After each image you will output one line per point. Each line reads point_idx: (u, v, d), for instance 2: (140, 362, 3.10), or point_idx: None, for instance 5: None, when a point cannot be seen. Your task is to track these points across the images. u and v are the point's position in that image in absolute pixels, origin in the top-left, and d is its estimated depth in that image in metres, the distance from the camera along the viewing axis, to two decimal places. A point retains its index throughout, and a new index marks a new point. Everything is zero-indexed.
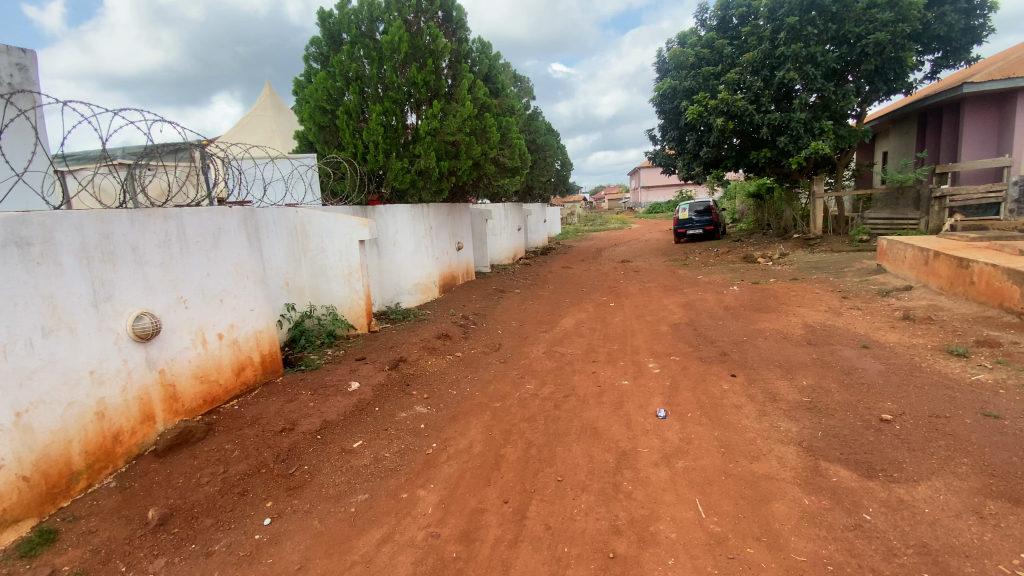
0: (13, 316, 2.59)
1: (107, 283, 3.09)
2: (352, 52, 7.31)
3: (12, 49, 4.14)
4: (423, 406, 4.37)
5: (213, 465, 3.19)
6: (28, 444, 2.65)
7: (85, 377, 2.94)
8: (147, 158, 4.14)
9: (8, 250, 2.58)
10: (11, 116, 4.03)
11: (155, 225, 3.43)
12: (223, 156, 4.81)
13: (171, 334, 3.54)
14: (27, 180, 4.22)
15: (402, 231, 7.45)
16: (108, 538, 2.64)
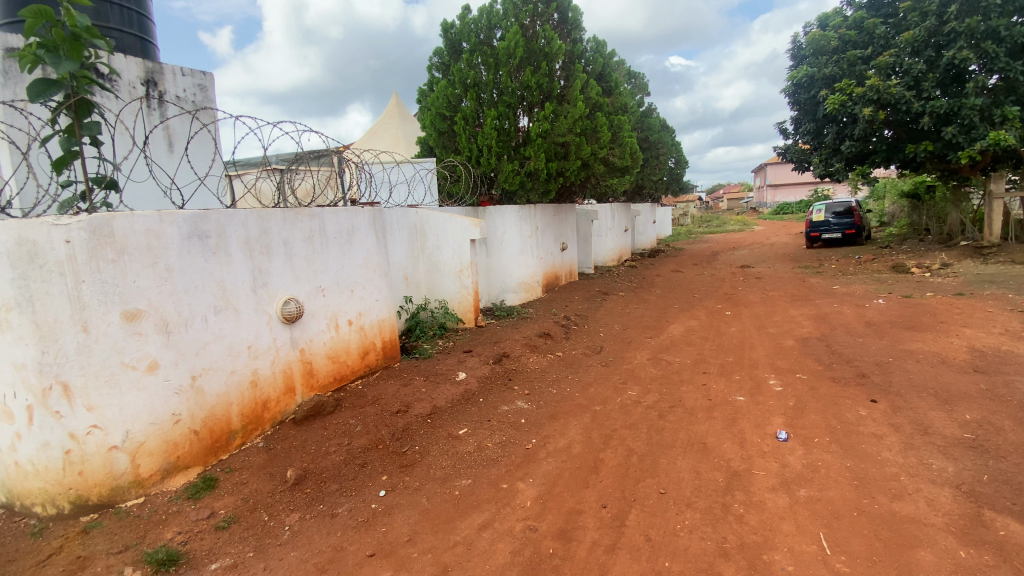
0: (194, 296, 3.14)
1: (264, 272, 3.60)
2: (470, 60, 7.67)
3: (196, 72, 4.91)
4: (524, 402, 4.47)
5: (340, 437, 3.57)
6: (200, 403, 3.20)
7: (243, 350, 3.46)
8: (297, 163, 4.72)
9: (193, 242, 3.12)
10: (196, 129, 4.82)
11: (302, 223, 3.92)
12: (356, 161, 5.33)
13: (311, 318, 4.02)
14: (207, 183, 5.06)
15: (510, 230, 7.64)
16: (254, 491, 3.07)
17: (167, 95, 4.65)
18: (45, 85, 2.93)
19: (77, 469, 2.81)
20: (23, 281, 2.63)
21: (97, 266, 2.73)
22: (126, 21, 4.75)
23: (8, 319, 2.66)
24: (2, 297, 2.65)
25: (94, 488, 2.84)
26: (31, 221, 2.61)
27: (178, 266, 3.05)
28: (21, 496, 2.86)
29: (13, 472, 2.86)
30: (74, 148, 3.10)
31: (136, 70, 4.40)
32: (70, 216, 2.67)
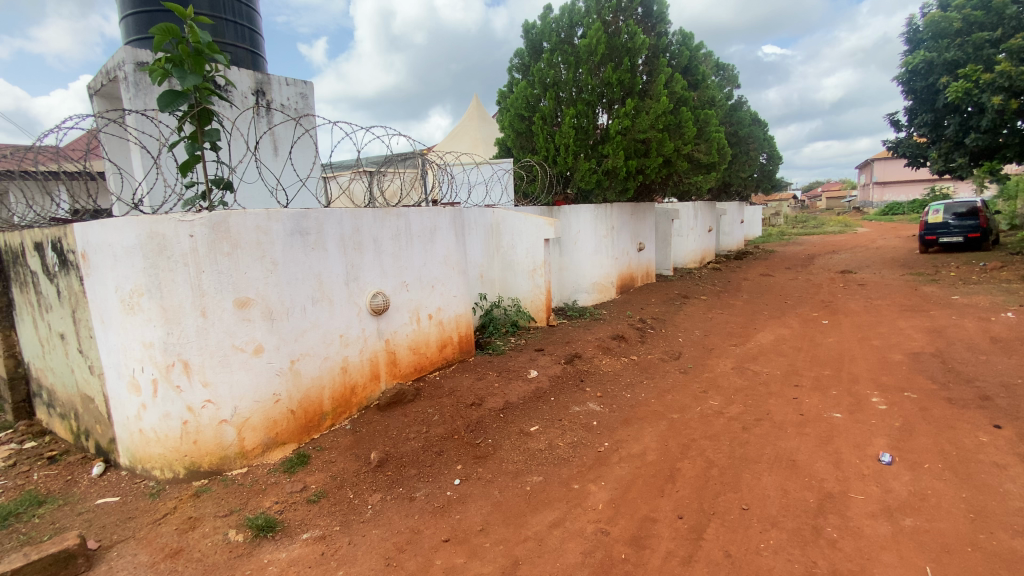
0: (295, 288, 3.43)
1: (355, 267, 3.86)
2: (550, 59, 7.67)
3: (299, 81, 5.32)
4: (596, 404, 4.42)
5: (418, 425, 3.73)
6: (297, 385, 3.49)
7: (335, 339, 3.73)
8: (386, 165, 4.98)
9: (295, 238, 3.41)
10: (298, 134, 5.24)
11: (390, 221, 4.14)
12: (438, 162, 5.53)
13: (395, 311, 4.25)
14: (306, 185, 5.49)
15: (585, 230, 7.56)
16: (341, 469, 3.29)
17: (273, 104, 5.08)
18: (174, 96, 3.31)
19: (193, 437, 3.16)
20: (153, 269, 2.97)
21: (215, 258, 3.05)
22: (240, 37, 5.24)
23: (140, 302, 3.01)
24: (136, 283, 3.00)
25: (207, 456, 3.19)
26: (162, 216, 2.94)
27: (282, 260, 3.34)
28: (146, 459, 3.25)
29: (139, 438, 3.24)
30: (197, 152, 3.47)
31: (248, 81, 4.85)
32: (195, 213, 3.00)
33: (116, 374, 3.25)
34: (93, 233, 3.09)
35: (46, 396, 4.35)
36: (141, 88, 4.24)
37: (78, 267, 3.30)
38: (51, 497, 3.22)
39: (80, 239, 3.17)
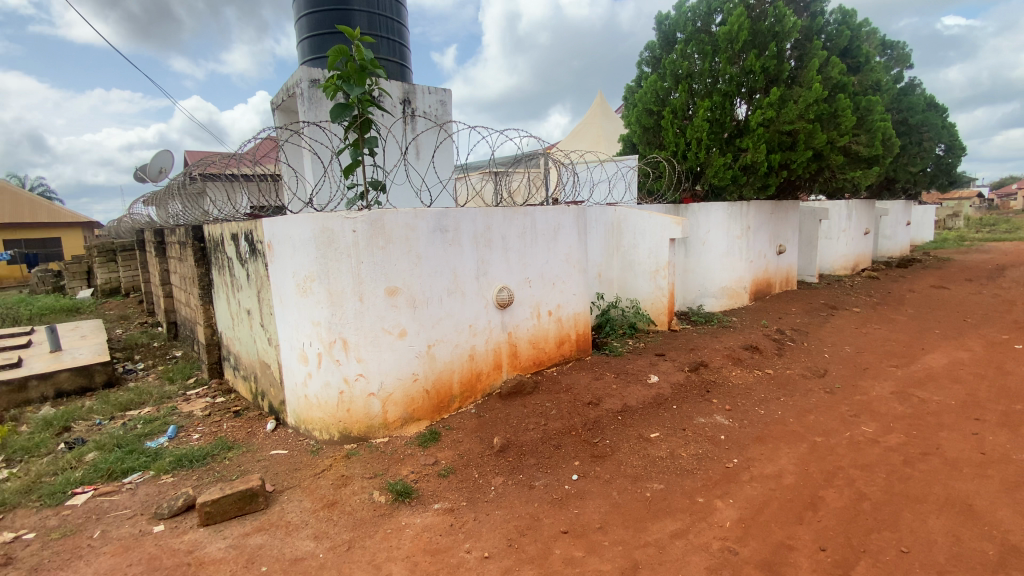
0: (434, 279, 3.73)
1: (485, 262, 4.08)
2: (684, 50, 7.32)
3: (439, 90, 5.71)
4: (724, 417, 4.15)
5: (538, 417, 3.85)
6: (432, 368, 3.80)
7: (466, 329, 3.99)
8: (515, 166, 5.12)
9: (436, 235, 3.71)
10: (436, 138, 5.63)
11: (518, 220, 4.30)
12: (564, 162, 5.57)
13: (519, 305, 4.41)
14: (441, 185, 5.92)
15: (715, 229, 7.09)
16: (468, 450, 3.52)
17: (417, 112, 5.53)
18: (341, 108, 3.77)
19: (347, 406, 3.60)
20: (323, 259, 3.43)
21: (372, 251, 3.45)
22: (392, 52, 5.80)
23: (311, 287, 3.49)
24: (309, 270, 3.48)
25: (357, 423, 3.62)
26: (332, 214, 3.39)
27: (425, 253, 3.66)
28: (308, 420, 3.78)
29: (304, 402, 3.78)
30: (358, 157, 3.89)
31: (398, 91, 5.34)
32: (357, 211, 3.40)
33: (289, 346, 3.81)
34: (277, 226, 3.65)
35: (233, 360, 5.26)
36: (313, 102, 4.90)
37: (264, 254, 3.93)
38: (237, 444, 3.90)
39: (267, 231, 3.76)
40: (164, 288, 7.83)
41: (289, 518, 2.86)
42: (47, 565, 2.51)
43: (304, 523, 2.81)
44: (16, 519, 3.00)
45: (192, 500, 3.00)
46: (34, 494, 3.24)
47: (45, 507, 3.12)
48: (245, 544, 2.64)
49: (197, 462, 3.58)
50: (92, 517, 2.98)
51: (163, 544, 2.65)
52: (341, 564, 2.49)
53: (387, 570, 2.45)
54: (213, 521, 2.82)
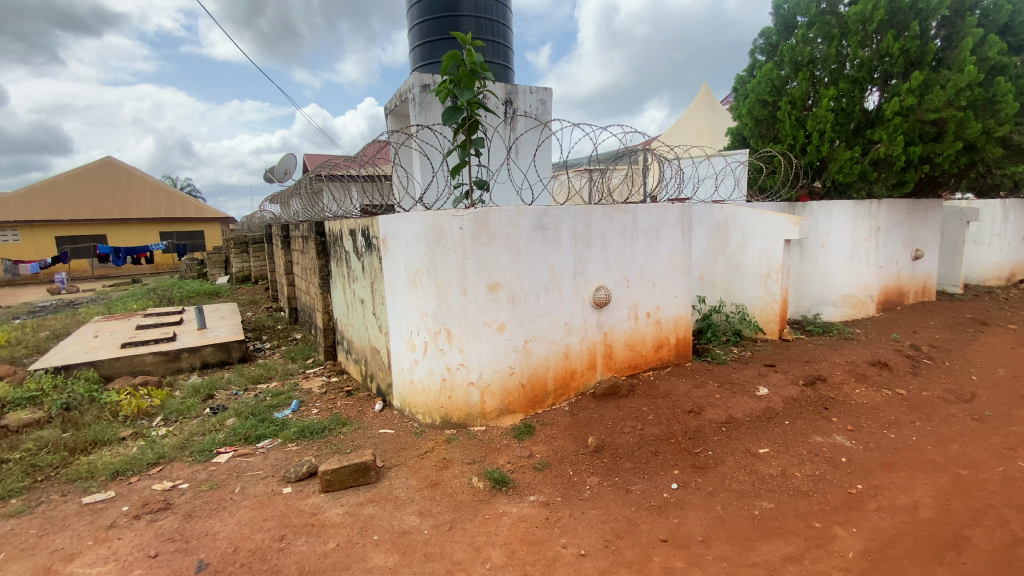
0: (533, 276, 3.79)
1: (584, 260, 4.05)
2: (806, 35, 6.69)
3: (540, 88, 5.77)
4: (846, 438, 3.76)
5: (634, 421, 3.77)
6: (529, 363, 3.87)
7: (562, 326, 4.00)
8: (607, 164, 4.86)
9: (537, 233, 3.76)
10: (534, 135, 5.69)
11: (619, 218, 4.22)
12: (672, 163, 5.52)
13: (616, 306, 4.33)
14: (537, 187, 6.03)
15: (837, 231, 6.42)
16: (562, 446, 3.53)
17: (518, 111, 5.62)
18: (452, 111, 3.93)
19: (449, 393, 3.79)
20: (432, 254, 3.63)
21: (476, 247, 3.58)
22: (497, 54, 5.96)
23: (421, 280, 3.71)
24: (419, 264, 3.70)
25: (457, 410, 3.80)
26: (441, 212, 3.56)
27: (525, 251, 3.72)
28: (413, 404, 4.03)
29: (410, 386, 4.03)
30: (466, 157, 4.03)
31: (501, 92, 5.48)
32: (464, 209, 3.55)
33: (397, 334, 4.07)
34: (391, 223, 3.91)
35: (346, 344, 5.74)
36: (424, 107, 5.18)
37: (379, 248, 4.23)
38: (350, 420, 4.26)
39: (382, 227, 4.04)
40: (288, 277, 8.75)
41: (397, 494, 3.07)
42: (199, 512, 2.92)
43: (410, 500, 3.00)
44: (175, 469, 3.52)
45: (314, 468, 3.33)
46: (187, 450, 3.78)
47: (196, 462, 3.62)
48: (359, 513, 2.87)
49: (316, 434, 3.97)
50: (232, 474, 3.41)
51: (291, 504, 2.97)
52: (444, 543, 2.62)
53: (486, 554, 2.54)
54: (332, 488, 3.11)
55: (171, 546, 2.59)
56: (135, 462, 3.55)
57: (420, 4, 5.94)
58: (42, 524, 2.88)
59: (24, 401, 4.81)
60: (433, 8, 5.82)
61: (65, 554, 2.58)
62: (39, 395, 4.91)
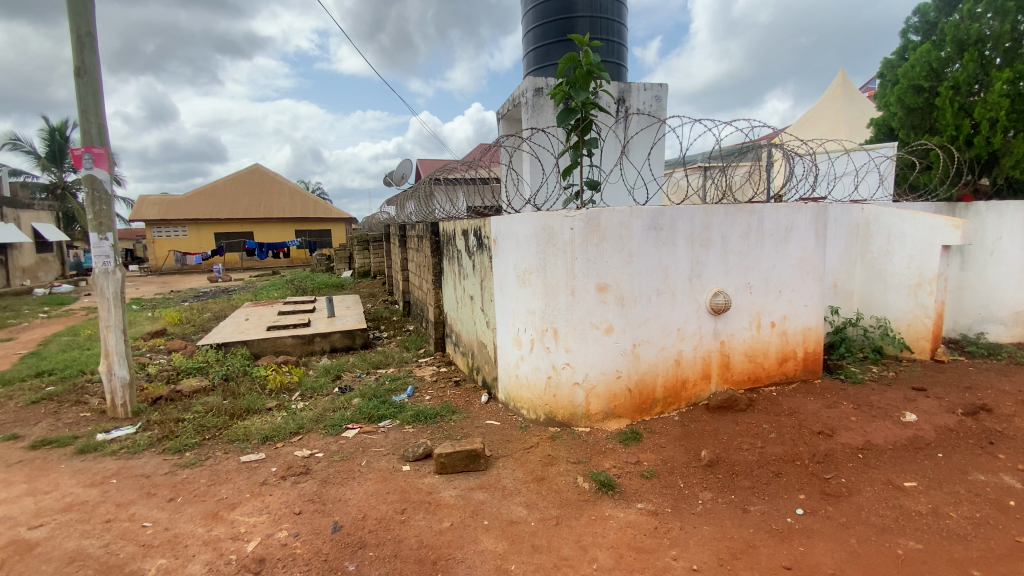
0: (646, 278, 3.69)
1: (701, 263, 3.86)
2: (973, 10, 5.82)
3: (655, 84, 5.60)
4: (1020, 480, 3.17)
5: (752, 438, 3.52)
6: (637, 367, 3.78)
7: (674, 332, 3.86)
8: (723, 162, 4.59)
9: (651, 234, 3.65)
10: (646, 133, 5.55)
11: (742, 219, 3.96)
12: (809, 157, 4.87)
13: (735, 313, 4.07)
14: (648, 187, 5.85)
15: (1013, 237, 5.43)
16: (672, 457, 3.41)
17: (631, 109, 5.51)
18: (566, 112, 3.93)
19: (554, 391, 3.83)
20: (543, 253, 3.68)
21: (587, 247, 3.57)
22: (612, 54, 5.92)
23: (530, 279, 3.79)
24: (529, 263, 3.78)
25: (562, 409, 3.83)
26: (553, 212, 3.60)
27: (638, 252, 3.64)
28: (518, 398, 4.14)
29: (515, 381, 4.14)
30: (578, 158, 4.00)
31: (614, 91, 5.41)
32: (576, 209, 3.55)
33: (505, 331, 4.20)
34: (503, 223, 4.04)
35: (455, 338, 6.05)
36: (536, 110, 5.29)
37: (490, 247, 4.40)
38: (459, 409, 4.49)
39: (495, 227, 4.19)
40: (402, 273, 9.42)
41: (505, 483, 3.18)
42: (333, 479, 3.27)
43: (517, 491, 3.10)
44: (312, 439, 3.97)
45: (429, 450, 3.57)
46: (321, 423, 4.24)
47: (329, 435, 4.05)
48: (470, 497, 3.02)
49: (430, 420, 4.24)
50: (359, 448, 3.77)
51: (410, 481, 3.21)
52: (551, 536, 2.67)
53: (593, 554, 2.54)
54: (446, 471, 3.31)
55: (311, 506, 2.93)
56: (280, 430, 4.07)
57: (536, 9, 6.08)
58: (212, 475, 3.41)
59: (195, 370, 5.73)
60: (548, 12, 5.93)
61: (229, 502, 3.03)
62: (206, 365, 5.81)
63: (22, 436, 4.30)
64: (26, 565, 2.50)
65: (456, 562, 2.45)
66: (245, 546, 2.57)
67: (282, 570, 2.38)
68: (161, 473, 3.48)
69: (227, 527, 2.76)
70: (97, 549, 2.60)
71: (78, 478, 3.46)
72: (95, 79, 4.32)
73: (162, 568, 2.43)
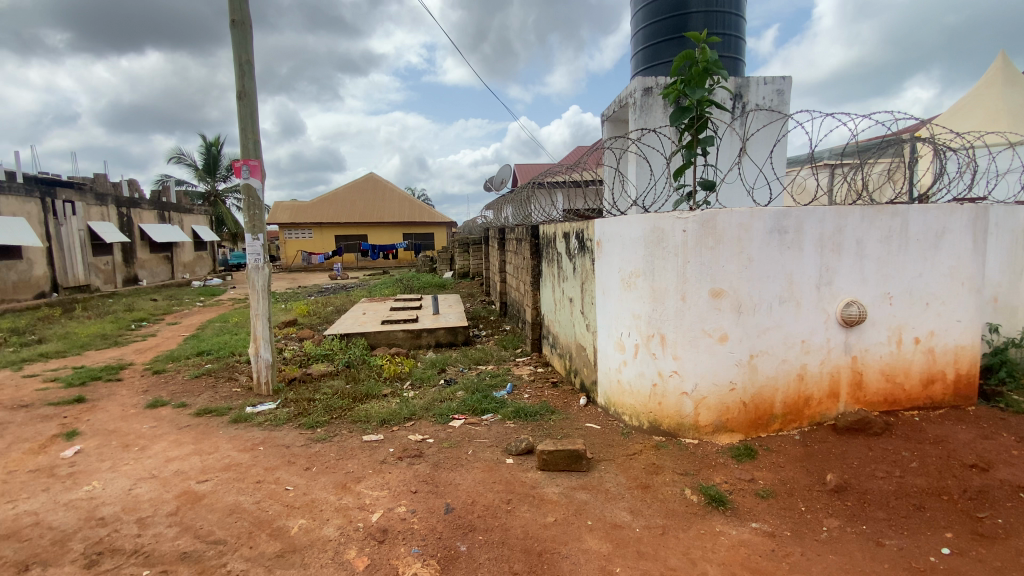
0: (766, 285, 3.46)
1: (831, 270, 3.53)
2: None
3: (777, 78, 5.24)
4: None
5: (888, 465, 3.15)
6: (753, 380, 3.56)
7: (797, 344, 3.57)
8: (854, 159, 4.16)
9: (773, 237, 3.42)
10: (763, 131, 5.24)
11: (882, 222, 3.57)
12: (969, 149, 4.21)
13: (871, 326, 3.66)
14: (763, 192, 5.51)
15: None
16: (792, 478, 3.16)
17: (749, 104, 5.20)
18: (680, 111, 3.77)
19: (659, 399, 3.73)
20: (651, 257, 3.60)
21: (700, 251, 3.43)
22: (728, 48, 5.64)
23: (636, 282, 3.72)
24: (635, 267, 3.72)
25: (668, 418, 3.71)
26: (664, 214, 3.51)
27: (758, 256, 3.42)
28: (620, 404, 4.08)
29: (617, 387, 4.09)
30: (691, 158, 3.83)
31: (730, 87, 5.16)
32: (690, 211, 3.43)
33: (607, 334, 4.17)
34: (609, 225, 4.01)
35: (552, 339, 6.11)
36: (645, 110, 5.18)
37: (593, 250, 4.39)
38: (558, 409, 4.55)
39: (599, 230, 4.18)
40: (500, 274, 9.71)
41: (608, 487, 3.17)
42: (444, 464, 3.48)
43: (621, 496, 3.07)
44: (422, 426, 4.26)
45: (531, 446, 3.66)
46: (430, 411, 4.53)
47: (437, 423, 4.31)
48: (573, 496, 3.05)
49: (530, 417, 4.34)
50: (465, 438, 3.97)
51: (514, 473, 3.33)
52: (657, 545, 2.61)
53: (703, 568, 2.44)
54: (548, 468, 3.37)
55: (425, 487, 3.16)
56: (395, 415, 4.42)
57: (646, 8, 5.96)
58: (339, 450, 3.81)
59: (322, 356, 6.40)
60: (660, 10, 5.79)
61: (355, 475, 3.36)
62: (331, 353, 6.47)
63: (190, 404, 5.11)
64: (198, 512, 2.98)
65: (562, 557, 2.49)
66: (370, 516, 2.84)
67: (402, 542, 2.60)
68: (298, 444, 3.95)
69: (354, 497, 3.07)
70: (251, 505, 3.03)
71: (233, 443, 4.04)
72: (252, 101, 5.02)
73: (303, 527, 2.77)
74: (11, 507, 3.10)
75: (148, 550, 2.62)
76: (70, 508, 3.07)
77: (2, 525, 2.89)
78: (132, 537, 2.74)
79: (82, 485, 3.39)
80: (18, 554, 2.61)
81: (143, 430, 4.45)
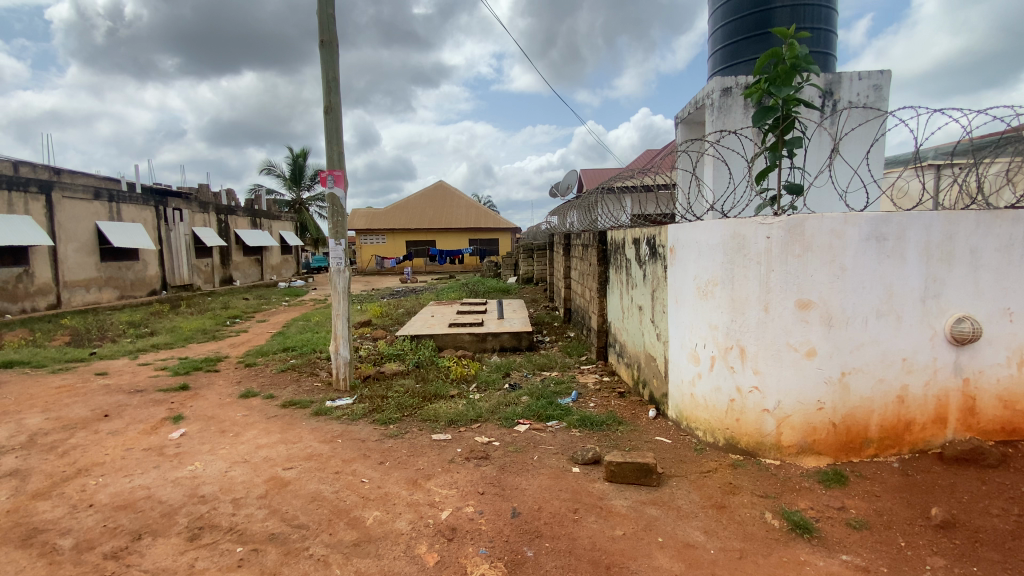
0: (861, 296, 3.19)
1: (939, 282, 3.19)
2: None
3: (874, 72, 4.85)
4: None
5: (1005, 501, 2.78)
6: (845, 399, 3.29)
7: (897, 362, 3.25)
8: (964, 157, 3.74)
9: (870, 244, 3.15)
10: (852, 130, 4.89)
11: (999, 228, 3.18)
12: None
13: (987, 345, 3.26)
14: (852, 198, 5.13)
15: None
16: (889, 509, 2.87)
17: (841, 102, 4.84)
18: (762, 111, 3.55)
19: (737, 415, 3.54)
20: (730, 264, 3.43)
21: (786, 259, 3.22)
22: (818, 43, 5.30)
23: (713, 291, 3.55)
24: (713, 274, 3.55)
25: (746, 436, 3.51)
26: (746, 219, 3.33)
27: (851, 265, 3.17)
28: (693, 418, 3.93)
29: (690, 400, 3.93)
30: (775, 161, 3.60)
31: (820, 84, 4.83)
32: (774, 216, 3.24)
33: (680, 345, 4.02)
34: (684, 231, 3.88)
35: (619, 347, 5.98)
36: (723, 111, 4.98)
37: (666, 258, 4.27)
38: (625, 421, 4.44)
39: (673, 236, 4.06)
40: (565, 280, 9.64)
41: (680, 504, 3.05)
42: (510, 468, 3.50)
43: (694, 514, 2.94)
44: (489, 428, 4.32)
45: (598, 456, 3.60)
46: (496, 415, 4.59)
47: (503, 427, 4.35)
48: (643, 511, 2.96)
49: (596, 426, 4.28)
50: (531, 443, 3.98)
51: (581, 482, 3.29)
52: (734, 568, 2.47)
53: None
54: (616, 480, 3.30)
55: (492, 489, 3.20)
56: (463, 416, 4.53)
57: (726, 5, 5.74)
58: (411, 447, 3.95)
59: (394, 356, 6.69)
60: (742, 6, 5.53)
61: (425, 472, 3.47)
62: (402, 353, 6.74)
63: (277, 397, 5.52)
64: (284, 497, 3.20)
65: (630, 571, 2.43)
66: (440, 513, 2.93)
67: (470, 542, 2.65)
68: (373, 439, 4.14)
69: (425, 494, 3.17)
70: (331, 494, 3.22)
71: (315, 434, 4.31)
72: (338, 115, 5.37)
73: (377, 519, 2.90)
74: (129, 480, 3.51)
75: (241, 529, 2.85)
76: (176, 485, 3.42)
77: (122, 496, 3.27)
78: (228, 515, 3.00)
79: (186, 465, 3.77)
80: (134, 523, 2.93)
81: (237, 417, 4.88)
